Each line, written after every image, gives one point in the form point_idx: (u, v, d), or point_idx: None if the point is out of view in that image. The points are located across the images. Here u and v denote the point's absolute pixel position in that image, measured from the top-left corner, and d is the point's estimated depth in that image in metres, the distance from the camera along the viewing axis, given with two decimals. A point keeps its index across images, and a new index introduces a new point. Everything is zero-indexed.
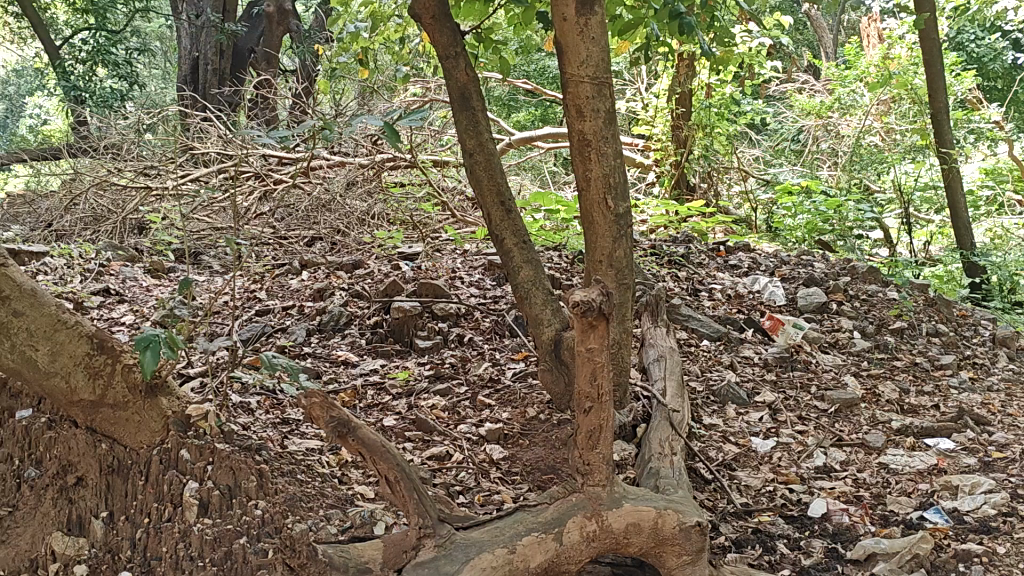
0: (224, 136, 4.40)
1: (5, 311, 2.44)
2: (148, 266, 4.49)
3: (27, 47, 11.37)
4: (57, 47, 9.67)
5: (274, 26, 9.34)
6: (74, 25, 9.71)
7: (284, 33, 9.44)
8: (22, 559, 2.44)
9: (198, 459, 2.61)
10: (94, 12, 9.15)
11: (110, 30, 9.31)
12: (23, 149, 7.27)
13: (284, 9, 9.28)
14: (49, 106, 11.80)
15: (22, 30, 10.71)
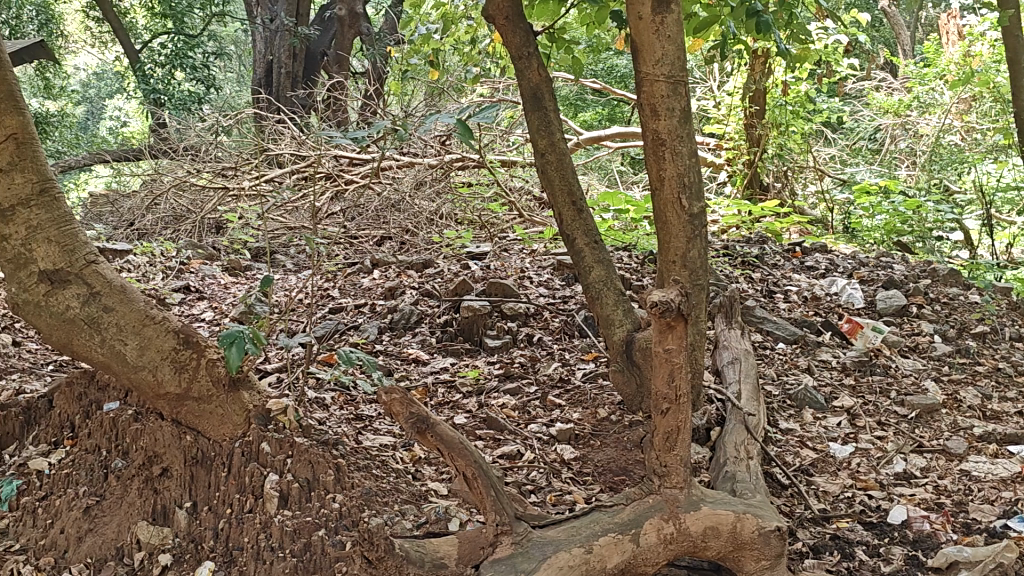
0: (298, 137, 4.48)
1: (96, 306, 2.63)
2: (226, 265, 4.62)
3: (108, 52, 11.75)
4: (137, 51, 10.00)
5: (346, 29, 9.51)
6: (153, 30, 10.02)
7: (355, 35, 9.58)
8: (108, 547, 2.55)
9: (278, 452, 2.69)
10: (172, 17, 9.42)
11: (187, 34, 9.58)
12: (108, 151, 7.54)
13: (355, 12, 9.43)
14: (129, 108, 12.22)
15: (104, 34, 11.07)
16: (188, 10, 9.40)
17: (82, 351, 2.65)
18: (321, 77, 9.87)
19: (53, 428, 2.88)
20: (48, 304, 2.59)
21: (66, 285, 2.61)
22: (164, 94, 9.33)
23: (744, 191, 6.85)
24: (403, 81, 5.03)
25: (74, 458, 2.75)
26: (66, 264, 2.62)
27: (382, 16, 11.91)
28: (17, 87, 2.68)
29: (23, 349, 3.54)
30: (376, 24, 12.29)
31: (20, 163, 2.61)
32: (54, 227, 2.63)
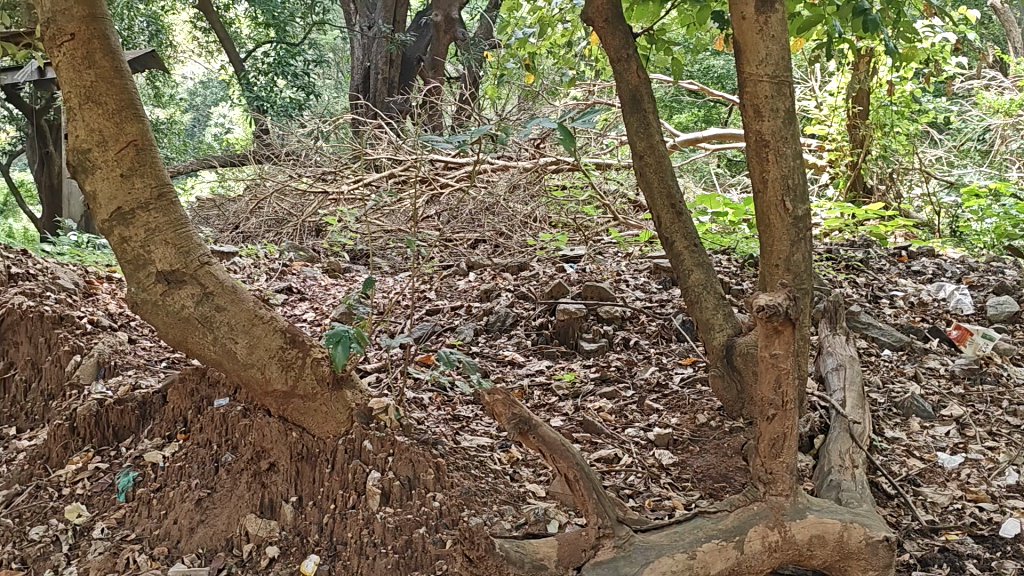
0: (395, 142, 4.57)
1: (209, 306, 2.74)
2: (327, 267, 4.77)
3: (215, 61, 12.21)
4: (241, 60, 10.37)
5: (441, 35, 9.65)
6: (257, 39, 10.38)
7: (450, 40, 9.73)
8: (219, 538, 2.64)
9: (380, 450, 2.75)
10: (275, 27, 9.74)
11: (289, 42, 9.88)
12: (215, 156, 7.86)
13: (450, 17, 9.56)
14: (234, 115, 12.74)
15: (210, 44, 11.50)
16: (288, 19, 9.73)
17: (196, 349, 2.77)
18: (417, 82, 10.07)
19: (167, 423, 3.04)
20: (165, 303, 2.71)
21: (181, 285, 2.73)
22: (267, 101, 9.64)
23: (847, 194, 6.69)
24: (499, 85, 5.09)
25: (187, 451, 2.89)
26: (182, 265, 2.73)
27: (476, 21, 12.07)
28: (137, 95, 2.81)
29: (138, 345, 3.70)
30: (471, 30, 12.45)
31: (139, 169, 2.74)
32: (171, 229, 2.75)
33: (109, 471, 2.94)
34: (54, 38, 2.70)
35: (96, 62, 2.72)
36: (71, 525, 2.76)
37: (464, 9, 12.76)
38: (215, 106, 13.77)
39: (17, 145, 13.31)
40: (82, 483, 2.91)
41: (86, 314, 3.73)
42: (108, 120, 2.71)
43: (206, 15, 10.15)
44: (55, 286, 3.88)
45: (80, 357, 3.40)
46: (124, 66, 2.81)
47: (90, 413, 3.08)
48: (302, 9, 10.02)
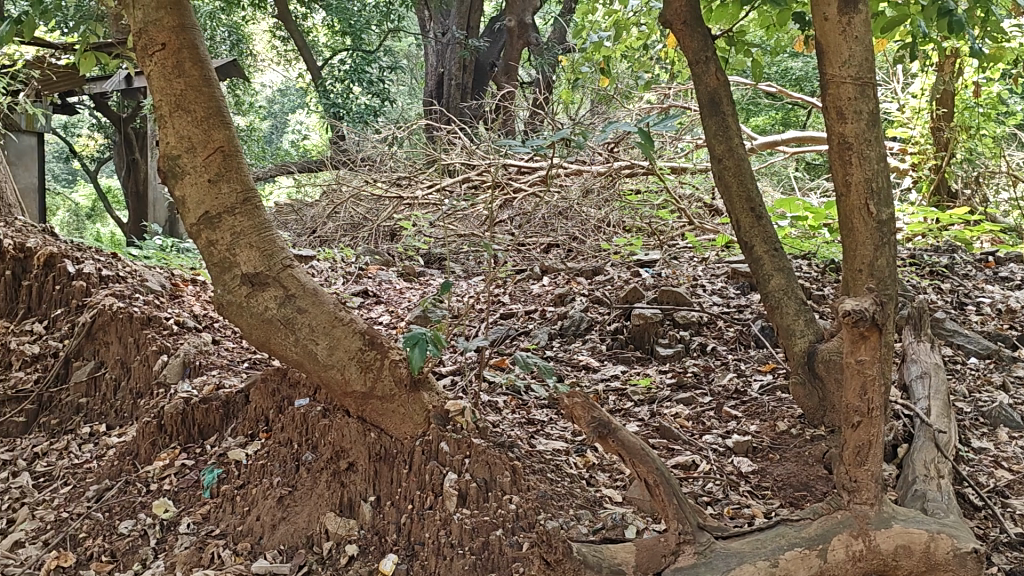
0: (469, 147, 4.61)
1: (291, 308, 2.80)
2: (402, 271, 4.85)
3: (292, 69, 12.48)
4: (318, 68, 10.60)
5: (515, 40, 9.70)
6: (334, 47, 10.61)
7: (524, 45, 9.76)
8: (300, 535, 2.70)
9: (457, 452, 2.78)
10: (351, 35, 9.93)
11: (365, 50, 10.06)
12: (294, 163, 8.06)
13: (524, 22, 9.59)
14: (311, 123, 13.05)
15: (289, 52, 11.80)
16: (366, 27, 9.88)
17: (278, 349, 2.83)
18: (490, 88, 10.17)
19: (250, 422, 3.12)
20: (250, 305, 2.78)
21: (265, 287, 2.79)
22: (343, 107, 9.83)
23: (930, 198, 6.51)
24: (574, 89, 5.10)
25: (269, 450, 2.96)
26: (266, 268, 2.80)
27: (549, 26, 12.09)
28: (225, 103, 2.90)
29: (221, 346, 3.80)
30: (544, 36, 12.48)
31: (226, 174, 2.82)
32: (256, 233, 2.82)
33: (195, 467, 3.04)
34: (146, 48, 2.80)
35: (186, 71, 2.81)
36: (159, 520, 2.85)
37: (538, 15, 12.84)
38: (292, 113, 14.09)
39: (105, 153, 13.84)
40: (169, 479, 3.01)
41: (173, 315, 3.85)
42: (197, 127, 2.79)
43: (284, 25, 10.40)
44: (143, 288, 4.01)
45: (166, 357, 3.52)
46: (212, 74, 2.89)
47: (177, 411, 3.19)
48: (377, 18, 10.19)
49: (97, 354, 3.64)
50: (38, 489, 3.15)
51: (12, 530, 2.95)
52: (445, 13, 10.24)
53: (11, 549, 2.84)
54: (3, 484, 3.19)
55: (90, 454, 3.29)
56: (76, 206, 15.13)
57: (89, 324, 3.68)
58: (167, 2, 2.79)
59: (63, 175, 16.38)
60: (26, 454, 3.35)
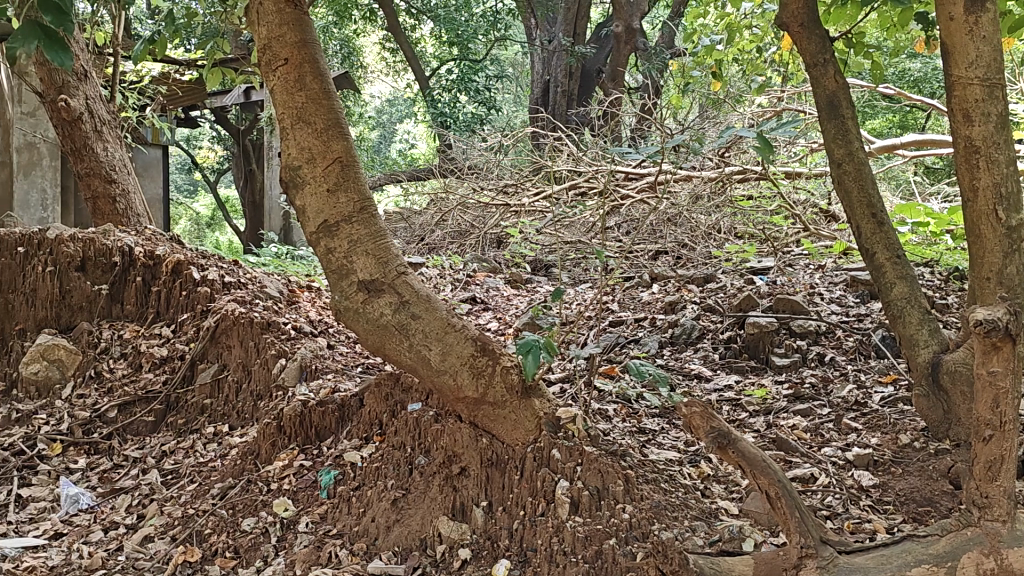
0: (576, 154, 4.61)
1: (406, 313, 2.84)
2: (509, 278, 4.90)
3: (399, 80, 12.75)
4: (426, 77, 10.78)
5: (622, 45, 9.63)
6: (442, 56, 10.76)
7: (631, 51, 9.68)
8: (414, 538, 2.75)
9: (568, 459, 2.79)
10: (459, 45, 10.05)
11: (471, 59, 10.16)
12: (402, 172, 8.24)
13: (632, 27, 9.52)
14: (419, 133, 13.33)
15: (397, 63, 12.10)
16: (473, 36, 10.02)
17: (393, 355, 2.88)
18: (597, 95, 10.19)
19: (365, 425, 3.20)
20: (365, 311, 2.85)
21: (380, 294, 2.85)
22: (450, 116, 9.90)
23: None
24: (683, 94, 5.06)
25: (383, 452, 3.03)
26: (381, 275, 2.86)
27: (655, 31, 12.02)
28: (343, 115, 2.98)
29: (335, 351, 3.89)
30: (652, 41, 12.40)
31: (344, 183, 2.89)
32: (371, 241, 2.88)
33: (312, 468, 3.13)
34: (270, 63, 2.92)
35: (307, 85, 2.91)
36: (279, 518, 2.96)
37: (645, 19, 12.78)
38: (399, 123, 14.38)
39: (223, 164, 14.49)
40: (288, 479, 3.11)
41: (290, 320, 3.97)
42: (316, 139, 2.88)
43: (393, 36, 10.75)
44: (263, 294, 4.16)
45: (285, 361, 3.64)
46: (331, 86, 2.98)
47: (296, 413, 3.30)
48: (484, 27, 10.24)
49: (220, 357, 3.80)
50: (166, 485, 3.31)
51: (143, 524, 3.10)
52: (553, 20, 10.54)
53: (142, 542, 2.99)
54: (133, 481, 3.36)
55: (214, 453, 3.44)
56: (197, 215, 15.91)
57: (213, 327, 3.85)
58: (288, 19, 2.90)
59: (184, 185, 17.11)
60: (155, 451, 3.52)
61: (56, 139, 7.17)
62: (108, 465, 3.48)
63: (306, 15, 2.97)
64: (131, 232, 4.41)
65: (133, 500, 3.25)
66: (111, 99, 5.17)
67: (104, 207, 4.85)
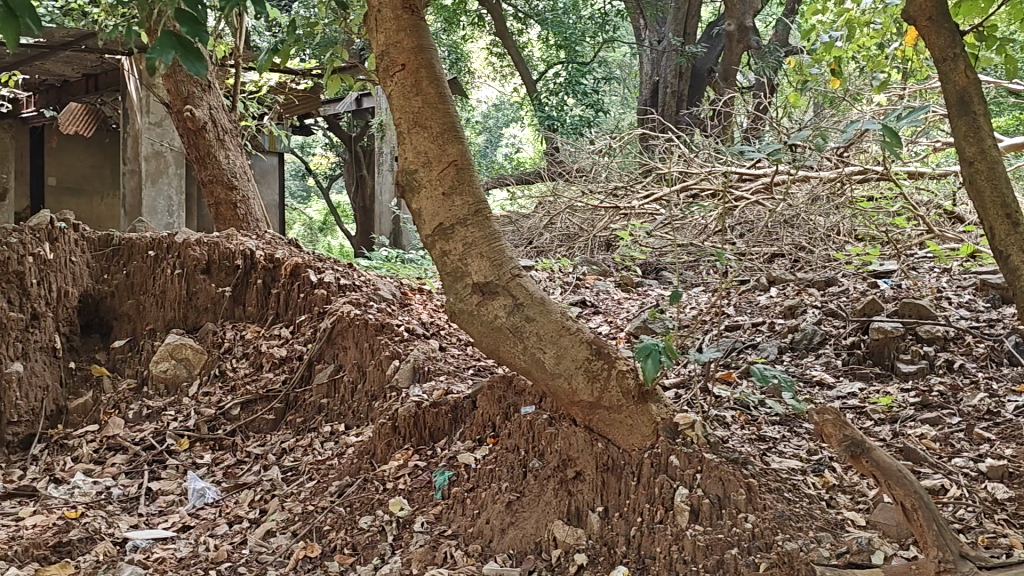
0: (687, 156, 4.55)
1: (520, 316, 2.84)
2: (620, 281, 4.87)
3: (506, 84, 12.85)
4: (535, 81, 10.86)
5: (734, 44, 9.42)
6: (550, 59, 10.80)
7: (744, 49, 9.48)
8: (528, 541, 2.76)
9: (687, 466, 2.73)
10: (568, 47, 10.07)
11: (580, 61, 10.17)
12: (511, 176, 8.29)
13: (744, 26, 9.31)
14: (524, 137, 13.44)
15: (504, 68, 12.23)
16: (581, 38, 10.01)
17: (507, 358, 2.87)
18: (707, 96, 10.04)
19: (478, 426, 3.21)
20: (480, 313, 2.85)
21: (495, 296, 2.85)
22: (558, 120, 9.96)
23: None
24: (801, 92, 4.92)
25: (497, 455, 3.04)
26: (495, 277, 2.86)
27: (767, 29, 11.81)
28: (459, 119, 3.00)
29: (448, 352, 3.92)
30: (764, 39, 12.18)
31: (459, 187, 2.90)
32: (486, 244, 2.88)
33: (427, 468, 3.17)
34: (388, 70, 2.98)
35: (423, 89, 2.95)
36: (395, 517, 3.00)
37: (758, 18, 12.57)
38: (504, 127, 14.49)
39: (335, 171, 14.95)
40: (403, 479, 3.15)
41: (404, 322, 4.02)
42: (432, 143, 2.91)
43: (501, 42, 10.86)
44: (377, 297, 4.23)
45: (398, 362, 3.69)
46: (447, 91, 3.01)
47: (410, 414, 3.35)
48: (593, 29, 10.23)
49: (336, 357, 3.88)
50: (286, 482, 3.40)
51: (264, 519, 3.20)
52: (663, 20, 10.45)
53: (264, 537, 3.08)
54: (256, 477, 3.47)
55: (331, 451, 3.52)
56: (310, 220, 16.46)
57: (329, 329, 3.94)
58: (406, 25, 2.95)
59: (298, 191, 17.72)
60: (275, 449, 3.62)
61: (181, 147, 7.49)
62: (231, 461, 3.60)
63: (423, 22, 3.02)
64: (252, 237, 4.56)
65: (255, 495, 3.35)
66: (233, 108, 5.36)
67: (225, 212, 5.04)
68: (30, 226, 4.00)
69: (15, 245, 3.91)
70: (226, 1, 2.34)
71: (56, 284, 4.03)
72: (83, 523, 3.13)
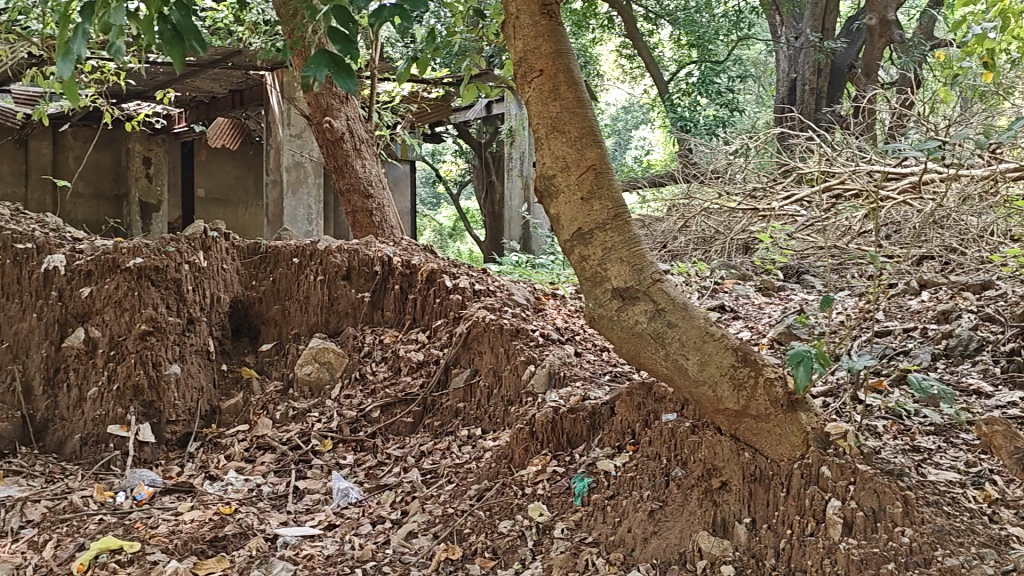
0: (827, 156, 4.38)
1: (662, 322, 2.77)
2: (759, 285, 4.76)
3: (636, 86, 12.76)
4: (667, 83, 10.73)
5: (876, 38, 9.02)
6: (682, 59, 10.69)
7: (886, 43, 9.07)
8: (673, 551, 2.71)
9: (840, 477, 2.64)
10: (700, 46, 9.92)
11: (713, 60, 9.96)
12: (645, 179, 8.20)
13: (886, 19, 8.89)
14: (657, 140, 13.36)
15: (635, 70, 12.15)
16: (713, 37, 9.84)
17: (648, 363, 2.81)
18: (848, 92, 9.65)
19: (617, 433, 3.17)
20: (621, 318, 2.81)
21: (635, 301, 2.80)
22: (690, 121, 9.79)
23: None
24: (953, 86, 4.66)
25: (638, 463, 3.00)
26: (636, 282, 2.80)
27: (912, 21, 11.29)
28: (598, 123, 2.96)
29: (583, 358, 3.89)
30: (907, 32, 11.65)
31: (598, 191, 2.86)
32: (626, 248, 2.83)
33: (565, 474, 3.15)
34: (525, 76, 2.97)
35: (561, 94, 2.93)
36: (535, 522, 3.01)
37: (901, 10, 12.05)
38: (634, 130, 14.45)
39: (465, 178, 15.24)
40: (542, 484, 3.15)
41: (538, 327, 4.02)
42: (571, 147, 2.88)
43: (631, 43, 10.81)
44: (512, 302, 4.25)
45: (534, 367, 3.70)
46: (586, 94, 2.98)
47: (547, 419, 3.34)
48: (726, 27, 10.04)
49: (472, 361, 3.92)
50: (426, 484, 3.46)
51: (406, 520, 3.25)
52: (799, 15, 10.08)
53: (407, 537, 3.14)
54: (397, 478, 3.54)
55: (469, 455, 3.56)
56: (441, 226, 16.85)
57: (465, 334, 3.97)
58: (544, 31, 2.95)
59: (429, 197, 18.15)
60: (414, 451, 3.69)
61: (319, 157, 7.76)
62: (373, 462, 3.70)
63: (562, 27, 3.00)
64: (390, 244, 4.68)
65: (396, 496, 3.42)
66: (369, 118, 5.51)
67: (363, 220, 5.19)
68: (186, 235, 4.24)
69: (173, 253, 4.15)
70: (375, 16, 2.41)
71: (209, 290, 4.23)
72: (237, 519, 3.27)
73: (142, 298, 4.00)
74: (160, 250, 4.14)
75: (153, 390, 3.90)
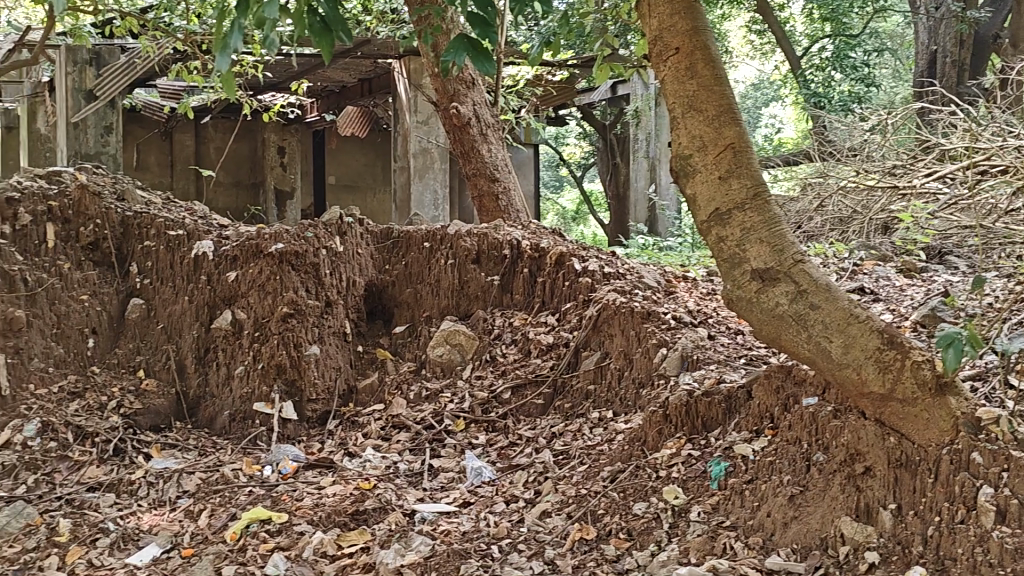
0: (972, 130, 4.15)
1: (804, 303, 2.68)
2: (900, 266, 4.58)
3: (766, 62, 12.48)
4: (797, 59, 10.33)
5: None
6: (813, 35, 10.29)
7: None
8: (813, 536, 2.66)
9: (993, 464, 2.50)
10: (834, 19, 9.55)
11: (847, 33, 9.58)
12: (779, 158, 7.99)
13: None
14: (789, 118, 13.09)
15: (765, 46, 11.83)
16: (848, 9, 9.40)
17: (789, 346, 2.73)
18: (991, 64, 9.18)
19: (754, 417, 3.12)
20: (760, 300, 2.73)
21: (776, 283, 2.72)
22: (824, 97, 9.44)
23: None
24: None
25: (777, 447, 2.94)
26: (776, 264, 2.72)
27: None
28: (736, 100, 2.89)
29: (716, 340, 3.81)
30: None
31: (736, 169, 2.79)
32: (766, 228, 2.75)
33: (701, 458, 3.12)
34: (661, 54, 2.93)
35: (697, 71, 2.86)
36: (670, 505, 2.99)
37: None
38: (765, 108, 14.24)
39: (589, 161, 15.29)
40: (676, 467, 3.13)
41: (670, 310, 3.96)
42: (708, 126, 2.82)
43: (760, 18, 10.40)
44: (642, 285, 4.22)
45: (665, 350, 3.67)
46: (723, 70, 2.91)
47: (681, 403, 3.31)
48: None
49: (602, 344, 3.92)
50: (558, 465, 3.49)
51: (539, 499, 3.29)
52: None
53: (541, 517, 3.17)
54: (529, 459, 3.58)
55: (600, 437, 3.57)
56: (564, 209, 16.98)
57: (594, 317, 3.98)
58: (681, 7, 2.90)
59: (551, 181, 18.27)
60: (546, 432, 3.73)
61: (445, 144, 7.90)
62: (505, 442, 3.75)
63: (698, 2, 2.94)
64: (518, 227, 4.72)
65: (529, 477, 3.46)
66: (495, 103, 5.56)
67: (489, 204, 5.25)
68: (323, 221, 4.40)
69: (311, 239, 4.29)
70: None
71: (345, 274, 4.38)
72: (377, 494, 3.39)
73: (283, 282, 4.17)
74: (299, 236, 4.29)
75: (294, 369, 4.09)
